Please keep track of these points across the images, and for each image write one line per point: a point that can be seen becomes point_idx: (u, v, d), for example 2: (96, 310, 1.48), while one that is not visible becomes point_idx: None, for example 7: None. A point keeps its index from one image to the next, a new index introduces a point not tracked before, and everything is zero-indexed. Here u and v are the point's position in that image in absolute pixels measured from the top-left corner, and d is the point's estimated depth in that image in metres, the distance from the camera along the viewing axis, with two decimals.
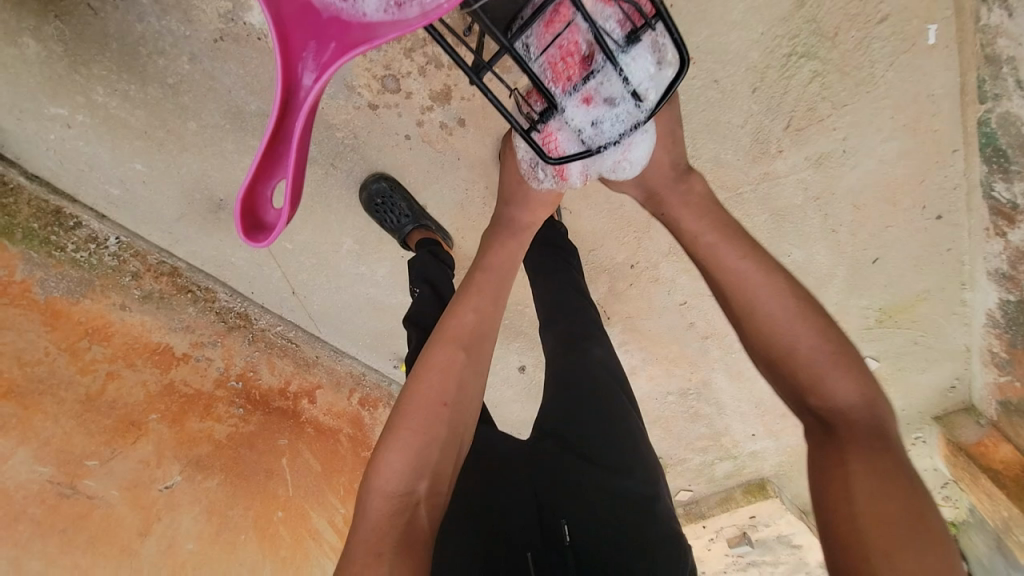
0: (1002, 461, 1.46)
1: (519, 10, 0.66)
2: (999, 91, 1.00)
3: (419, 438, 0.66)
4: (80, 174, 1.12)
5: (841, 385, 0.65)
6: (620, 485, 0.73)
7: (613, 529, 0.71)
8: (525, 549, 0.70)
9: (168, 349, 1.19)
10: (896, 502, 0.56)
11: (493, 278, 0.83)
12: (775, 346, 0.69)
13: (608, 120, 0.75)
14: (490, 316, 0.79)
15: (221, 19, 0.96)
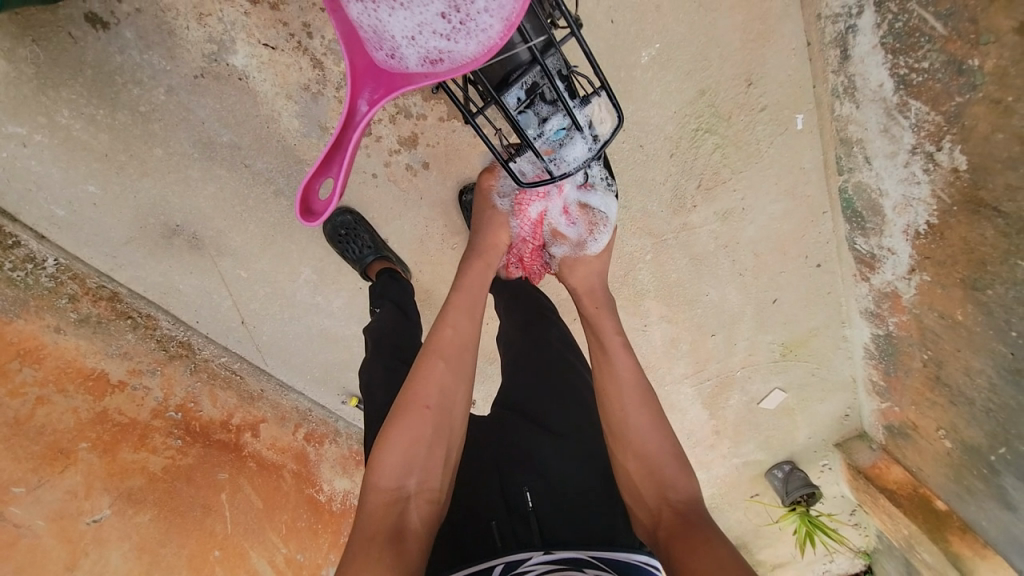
0: (895, 482, 1.72)
1: (507, 73, 0.77)
2: (852, 165, 1.29)
3: (406, 438, 0.73)
4: (25, 194, 1.09)
5: (684, 482, 0.78)
6: (574, 449, 0.84)
7: (572, 495, 0.80)
8: (489, 517, 0.77)
9: (102, 376, 1.16)
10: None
11: (464, 295, 0.88)
12: (636, 444, 0.81)
13: (568, 153, 0.92)
14: (472, 329, 0.84)
15: (205, 59, 1.04)
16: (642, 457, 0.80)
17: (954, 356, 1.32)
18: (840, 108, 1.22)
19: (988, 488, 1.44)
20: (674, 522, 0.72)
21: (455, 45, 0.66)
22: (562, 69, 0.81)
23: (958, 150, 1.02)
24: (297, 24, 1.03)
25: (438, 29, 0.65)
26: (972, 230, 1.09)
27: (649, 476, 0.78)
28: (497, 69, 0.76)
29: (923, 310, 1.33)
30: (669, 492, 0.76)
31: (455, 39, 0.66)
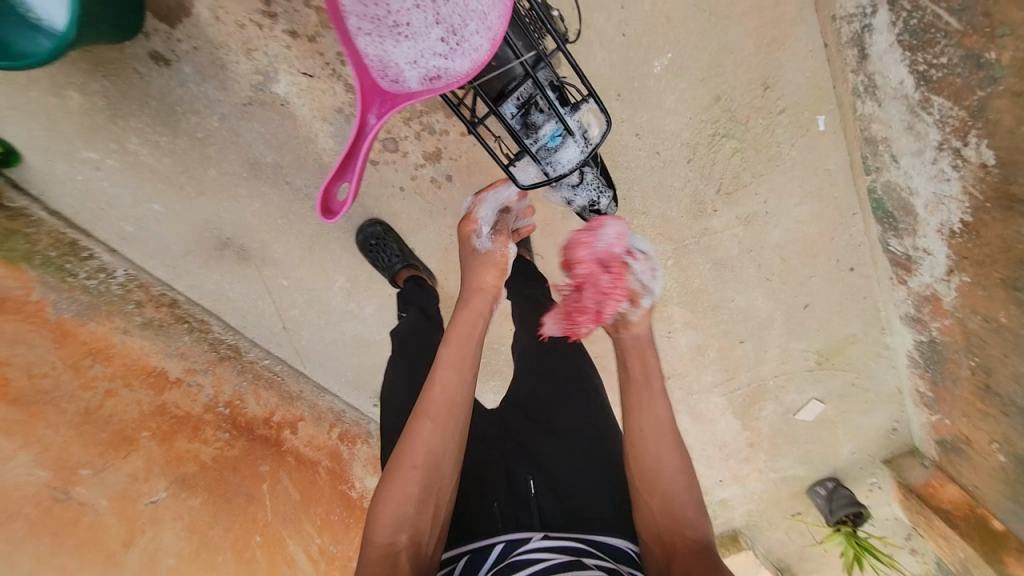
0: (950, 502, 1.60)
1: (504, 86, 0.88)
2: (878, 165, 1.26)
3: (396, 496, 0.75)
4: (99, 212, 1.24)
5: (701, 522, 0.77)
6: (578, 444, 0.88)
7: (576, 487, 0.84)
8: (492, 499, 0.83)
9: (162, 373, 1.23)
10: None
11: (455, 351, 0.87)
12: (661, 477, 0.80)
13: (562, 157, 0.94)
14: (461, 386, 0.83)
15: (252, 89, 1.16)
16: (665, 494, 0.79)
17: (1002, 362, 1.23)
18: (859, 107, 1.21)
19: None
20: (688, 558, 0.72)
21: (450, 63, 0.77)
22: (552, 81, 0.89)
23: (985, 144, 0.99)
24: (332, 54, 1.13)
25: (435, 54, 0.78)
26: (1008, 228, 1.03)
27: (669, 513, 0.77)
28: (494, 83, 0.87)
29: (965, 313, 1.27)
30: (687, 528, 0.76)
31: (449, 59, 0.78)
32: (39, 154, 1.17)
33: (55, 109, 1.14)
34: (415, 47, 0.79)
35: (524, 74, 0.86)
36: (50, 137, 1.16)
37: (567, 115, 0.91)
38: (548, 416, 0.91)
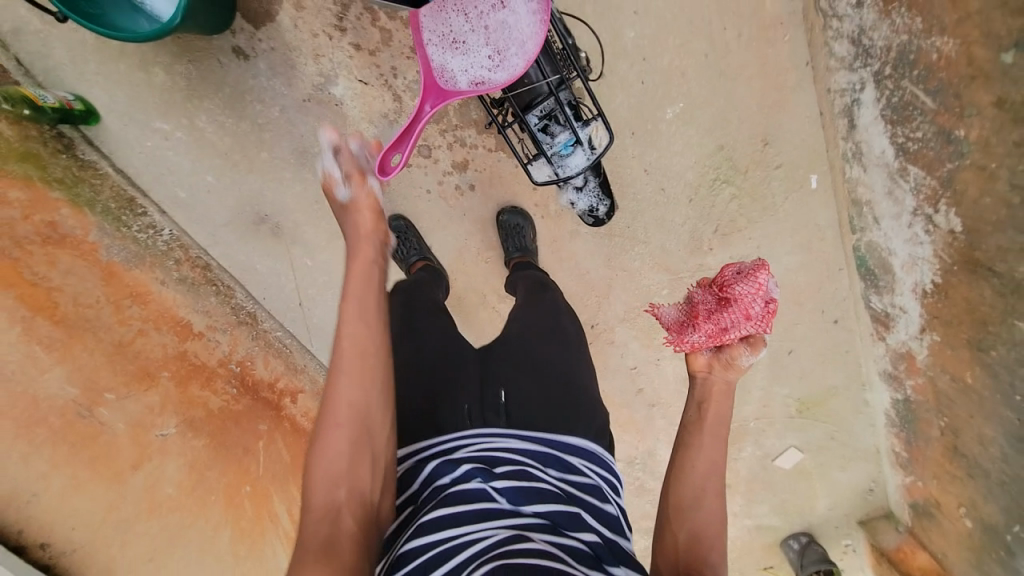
0: (920, 567, 1.62)
1: (531, 99, 1.06)
2: (863, 225, 1.38)
3: (328, 453, 0.72)
4: (158, 176, 1.38)
5: (720, 570, 0.74)
6: (545, 364, 0.94)
7: (542, 396, 0.89)
8: (463, 402, 0.87)
9: (188, 324, 1.40)
10: None
11: (356, 307, 0.78)
12: (693, 512, 0.78)
13: (571, 162, 1.11)
14: (372, 340, 0.77)
15: (313, 88, 1.32)
16: (688, 534, 0.77)
17: (970, 423, 1.29)
18: (848, 172, 1.35)
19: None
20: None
21: (494, 74, 0.93)
22: (571, 101, 1.08)
23: (953, 213, 1.10)
24: (386, 67, 1.30)
25: (481, 65, 0.93)
26: (974, 290, 1.13)
27: (690, 553, 0.75)
28: (523, 96, 1.06)
29: (936, 372, 1.34)
30: (701, 569, 0.73)
31: (492, 72, 0.93)
32: (119, 119, 1.33)
33: (141, 83, 1.30)
34: (467, 57, 0.93)
35: (548, 92, 1.05)
36: (132, 106, 1.32)
37: (578, 128, 1.08)
38: (524, 343, 0.97)
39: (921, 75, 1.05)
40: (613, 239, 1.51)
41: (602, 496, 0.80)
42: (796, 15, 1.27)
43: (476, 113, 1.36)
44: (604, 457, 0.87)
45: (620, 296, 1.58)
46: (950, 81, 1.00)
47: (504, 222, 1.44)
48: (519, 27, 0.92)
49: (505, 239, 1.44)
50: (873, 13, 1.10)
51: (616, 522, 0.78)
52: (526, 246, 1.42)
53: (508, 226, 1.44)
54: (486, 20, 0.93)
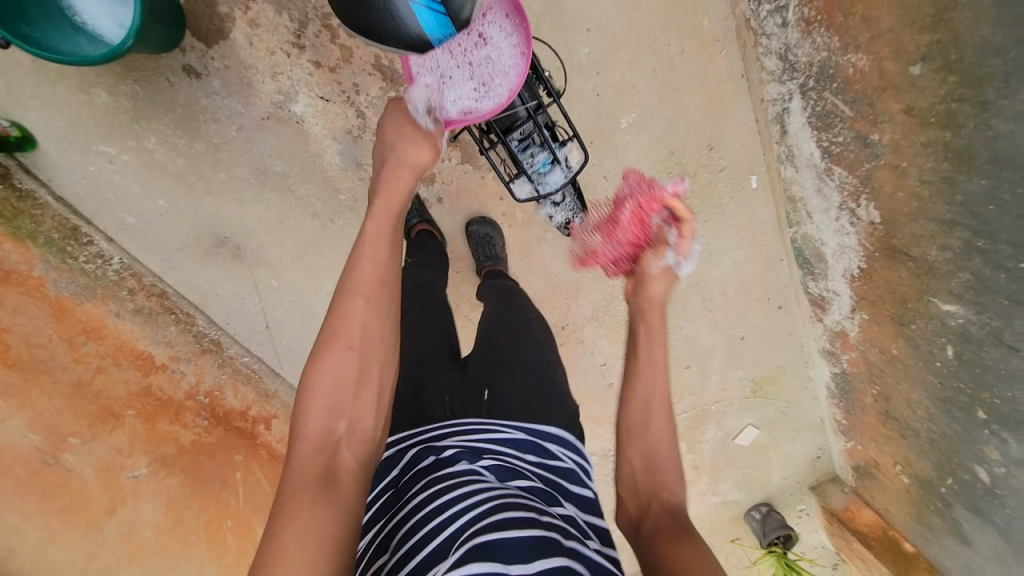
0: (866, 524, 1.80)
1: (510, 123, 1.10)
2: (797, 220, 1.54)
3: (329, 384, 0.69)
4: (104, 202, 1.31)
5: (681, 484, 0.80)
6: (527, 361, 0.97)
7: (526, 390, 0.92)
8: (445, 399, 0.92)
9: (149, 357, 1.35)
10: None
11: (380, 227, 0.77)
12: (645, 450, 0.81)
13: (550, 180, 1.17)
14: (390, 261, 0.76)
15: (272, 105, 1.30)
16: (650, 462, 0.81)
17: (899, 389, 1.45)
18: (783, 172, 1.48)
19: (945, 524, 1.51)
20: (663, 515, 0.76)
21: (481, 104, 0.95)
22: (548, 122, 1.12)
23: (873, 207, 1.24)
24: (348, 84, 1.30)
25: (469, 96, 0.96)
26: (893, 272, 1.28)
27: (652, 476, 0.80)
28: (502, 120, 1.09)
29: (867, 346, 1.51)
30: (663, 489, 0.79)
31: (478, 102, 0.96)
32: (57, 144, 1.26)
33: (80, 104, 1.24)
34: (455, 87, 0.96)
35: (526, 116, 1.09)
36: (72, 129, 1.25)
37: (556, 149, 1.13)
38: (502, 343, 1.03)
39: (837, 84, 1.17)
40: None
41: (576, 481, 0.82)
42: (733, 32, 1.39)
43: None
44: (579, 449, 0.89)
45: (588, 297, 1.65)
46: (865, 91, 1.10)
47: (473, 232, 1.48)
48: (501, 59, 0.95)
49: (475, 247, 1.47)
50: (796, 32, 1.21)
51: (592, 505, 0.81)
52: (496, 255, 1.46)
53: (478, 236, 1.47)
54: (470, 53, 0.96)
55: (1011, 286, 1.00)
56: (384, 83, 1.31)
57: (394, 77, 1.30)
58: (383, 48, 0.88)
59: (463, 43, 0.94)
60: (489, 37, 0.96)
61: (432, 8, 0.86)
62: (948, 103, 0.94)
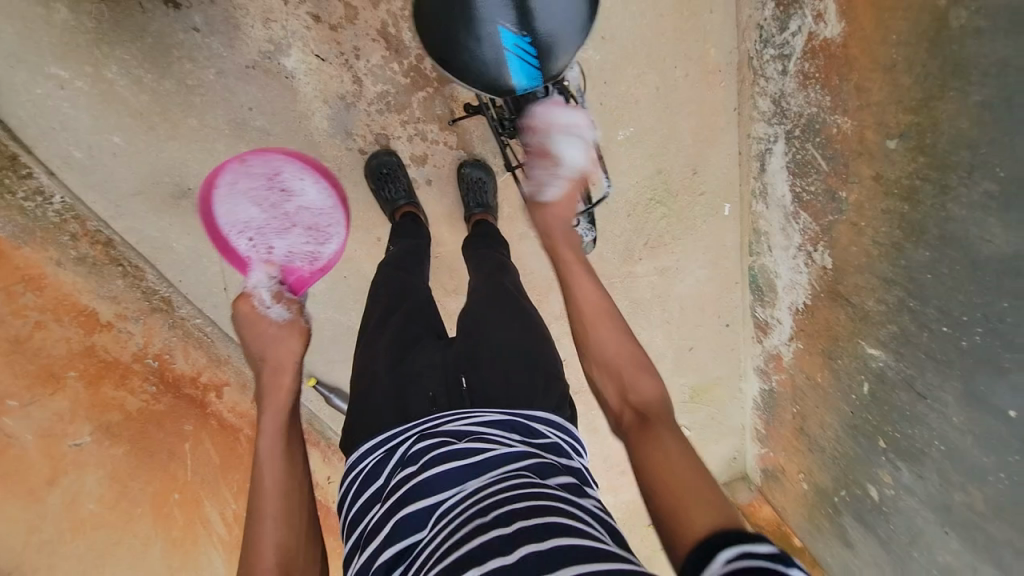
0: (764, 519, 2.02)
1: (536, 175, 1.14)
2: (758, 250, 1.62)
3: None
4: (48, 130, 1.19)
5: (647, 380, 0.79)
6: (504, 337, 0.85)
7: (510, 373, 0.81)
8: (428, 389, 0.80)
9: (93, 314, 1.26)
10: (677, 477, 0.65)
11: (272, 444, 0.79)
12: (601, 355, 0.83)
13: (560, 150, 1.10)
14: (292, 474, 0.77)
15: (259, 55, 1.21)
16: (608, 368, 0.81)
17: (816, 412, 1.64)
18: (754, 207, 1.57)
19: (833, 528, 1.75)
20: (636, 420, 0.75)
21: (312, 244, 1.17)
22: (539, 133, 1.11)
23: (827, 254, 1.36)
24: (348, 47, 1.23)
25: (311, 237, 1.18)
26: (832, 313, 1.42)
27: (615, 383, 0.80)
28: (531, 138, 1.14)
29: (796, 371, 1.66)
30: (629, 392, 0.78)
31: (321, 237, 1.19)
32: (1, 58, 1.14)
33: (36, 18, 1.12)
34: (287, 241, 1.15)
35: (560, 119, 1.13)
36: (21, 44, 1.13)
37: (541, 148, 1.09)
38: (490, 321, 0.88)
39: (821, 140, 1.25)
40: None
41: (567, 454, 0.74)
42: (737, 66, 1.42)
43: (440, 108, 1.33)
44: (567, 424, 0.80)
45: (559, 297, 1.64)
46: (844, 151, 1.21)
47: (465, 175, 1.38)
48: (314, 203, 1.20)
49: (466, 192, 1.38)
50: (793, 82, 1.28)
51: (584, 475, 0.73)
52: (487, 202, 1.38)
53: (469, 179, 1.37)
54: (283, 210, 1.17)
55: (931, 344, 1.18)
56: (387, 53, 1.25)
57: (398, 48, 1.25)
58: (468, 89, 0.84)
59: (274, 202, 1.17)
60: (295, 193, 1.20)
61: (525, 58, 0.81)
62: (912, 179, 1.07)
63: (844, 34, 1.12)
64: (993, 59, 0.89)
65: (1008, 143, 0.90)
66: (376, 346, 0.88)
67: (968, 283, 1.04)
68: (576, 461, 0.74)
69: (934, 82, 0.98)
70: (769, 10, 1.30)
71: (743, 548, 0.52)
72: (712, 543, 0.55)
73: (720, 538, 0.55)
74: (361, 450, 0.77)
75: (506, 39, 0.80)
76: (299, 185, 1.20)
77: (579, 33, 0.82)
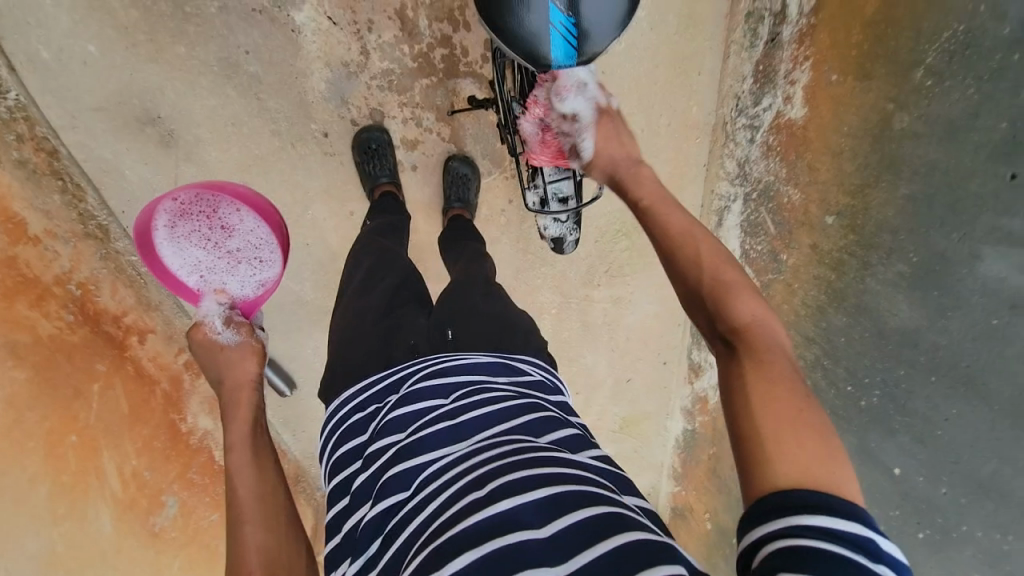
0: None
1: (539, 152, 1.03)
2: None
3: None
4: (19, 21, 1.15)
5: (745, 301, 0.65)
6: (486, 302, 0.88)
7: (495, 326, 0.82)
8: (410, 337, 0.81)
9: (21, 224, 1.19)
10: (772, 417, 0.56)
11: (242, 453, 0.76)
12: (694, 276, 0.70)
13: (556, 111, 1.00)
14: (268, 479, 0.74)
15: (271, 3, 1.21)
16: (697, 292, 0.69)
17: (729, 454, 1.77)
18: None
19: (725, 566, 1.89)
20: (726, 349, 0.65)
21: (265, 272, 0.95)
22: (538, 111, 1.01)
23: None
24: (363, 18, 1.25)
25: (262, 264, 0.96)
26: None
27: (704, 306, 0.69)
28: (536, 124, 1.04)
29: None
30: (719, 318, 0.66)
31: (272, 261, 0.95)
32: None
33: None
34: (239, 275, 0.95)
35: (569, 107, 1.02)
36: None
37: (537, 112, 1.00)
38: (474, 292, 0.90)
39: (774, 206, 1.29)
40: (527, 254, 1.59)
41: (552, 390, 0.76)
42: (712, 127, 1.32)
43: (441, 99, 1.35)
44: (545, 363, 0.81)
45: None
46: (792, 221, 1.26)
47: (451, 169, 1.40)
48: (253, 232, 0.95)
49: (448, 184, 1.40)
50: (758, 151, 1.28)
51: (571, 409, 0.75)
52: (467, 199, 1.41)
53: (455, 173, 1.40)
54: (227, 244, 0.95)
55: (836, 401, 1.33)
56: (400, 34, 1.27)
57: (412, 32, 1.27)
58: (503, 47, 0.80)
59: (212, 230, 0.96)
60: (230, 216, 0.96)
61: (567, 35, 0.79)
62: (841, 253, 1.20)
63: (805, 118, 1.19)
64: (924, 160, 1.05)
65: (924, 234, 1.08)
66: (369, 298, 0.88)
67: (872, 349, 1.21)
68: (563, 398, 0.76)
69: (870, 173, 1.12)
70: (747, 83, 1.26)
71: (831, 520, 0.47)
72: (774, 503, 0.50)
73: (796, 496, 0.49)
74: (342, 397, 0.78)
75: (553, 13, 0.78)
76: (235, 218, 0.96)
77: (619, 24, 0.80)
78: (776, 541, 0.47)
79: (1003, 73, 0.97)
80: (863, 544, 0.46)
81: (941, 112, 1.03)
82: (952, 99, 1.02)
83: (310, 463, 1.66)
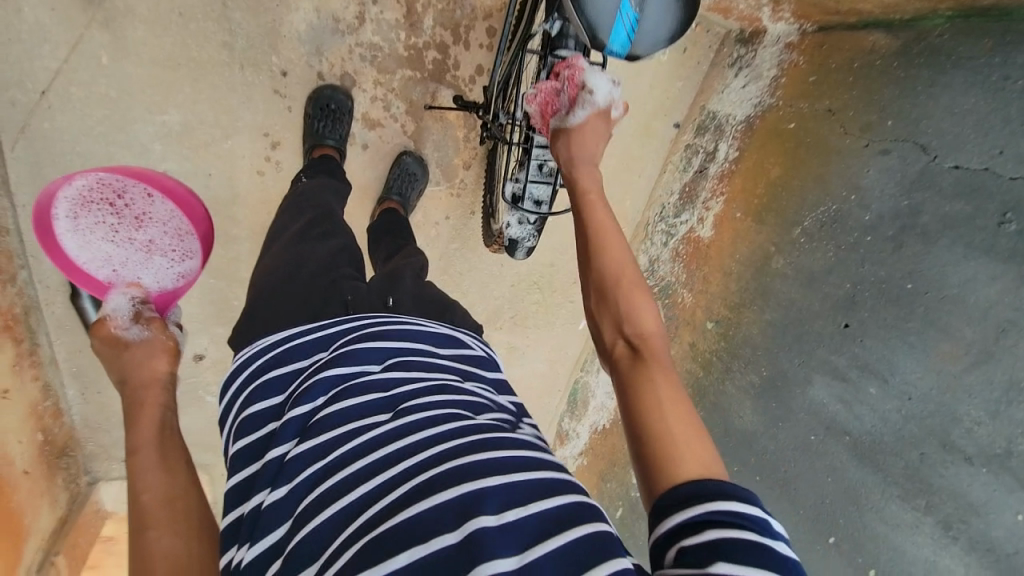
0: None
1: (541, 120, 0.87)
2: (587, 369, 1.78)
3: None
4: None
5: (644, 305, 0.60)
6: (432, 287, 0.85)
7: (436, 305, 0.79)
8: (347, 294, 0.76)
9: None
10: (672, 432, 0.52)
11: (151, 453, 0.65)
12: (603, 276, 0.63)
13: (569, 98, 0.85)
14: (183, 479, 0.65)
15: None
16: (601, 290, 0.63)
17: None
18: None
19: None
20: (629, 354, 0.59)
21: (185, 265, 0.91)
22: None
23: None
24: None
25: (177, 260, 0.91)
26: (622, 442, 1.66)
27: (609, 308, 0.62)
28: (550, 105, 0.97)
29: None
30: (623, 323, 0.60)
31: (186, 258, 0.92)
32: None
33: None
34: (152, 270, 0.90)
35: None
36: None
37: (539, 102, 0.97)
38: (404, 274, 0.85)
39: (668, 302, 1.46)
40: (443, 274, 1.55)
41: (492, 366, 0.72)
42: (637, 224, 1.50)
43: (418, 95, 1.35)
44: (482, 339, 0.78)
45: None
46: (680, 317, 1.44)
47: (402, 163, 1.36)
48: (167, 224, 0.91)
49: (393, 175, 1.35)
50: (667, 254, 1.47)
51: (507, 386, 0.71)
52: (408, 197, 1.37)
53: (404, 168, 1.36)
54: (137, 236, 0.90)
55: None
56: (401, 19, 1.28)
57: (414, 24, 1.29)
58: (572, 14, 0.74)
59: (116, 222, 0.90)
60: (140, 209, 0.91)
61: (631, 29, 0.76)
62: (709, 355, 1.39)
63: (710, 237, 1.40)
64: (786, 297, 1.26)
65: (774, 354, 1.27)
66: (312, 249, 0.84)
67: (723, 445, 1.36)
68: (501, 373, 0.72)
69: (747, 296, 1.33)
70: (673, 197, 1.46)
71: (745, 505, 0.45)
72: (693, 492, 0.47)
73: (719, 484, 0.47)
74: (257, 348, 0.69)
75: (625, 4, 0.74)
76: (147, 203, 0.91)
77: (681, 34, 0.78)
78: (702, 530, 0.44)
79: (857, 247, 1.16)
80: (771, 529, 0.45)
81: (805, 262, 1.23)
82: (815, 256, 1.22)
83: (88, 440, 1.36)
